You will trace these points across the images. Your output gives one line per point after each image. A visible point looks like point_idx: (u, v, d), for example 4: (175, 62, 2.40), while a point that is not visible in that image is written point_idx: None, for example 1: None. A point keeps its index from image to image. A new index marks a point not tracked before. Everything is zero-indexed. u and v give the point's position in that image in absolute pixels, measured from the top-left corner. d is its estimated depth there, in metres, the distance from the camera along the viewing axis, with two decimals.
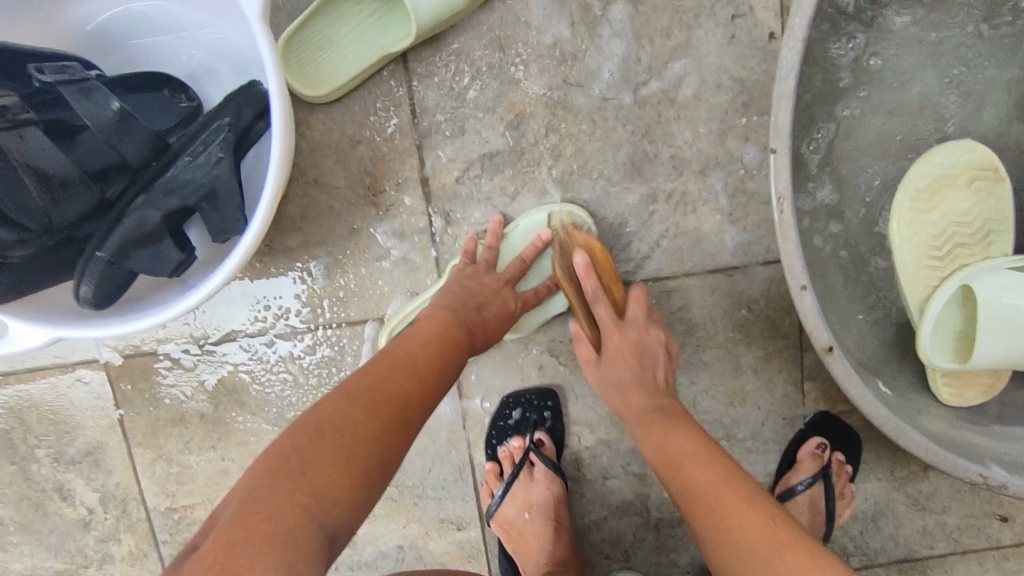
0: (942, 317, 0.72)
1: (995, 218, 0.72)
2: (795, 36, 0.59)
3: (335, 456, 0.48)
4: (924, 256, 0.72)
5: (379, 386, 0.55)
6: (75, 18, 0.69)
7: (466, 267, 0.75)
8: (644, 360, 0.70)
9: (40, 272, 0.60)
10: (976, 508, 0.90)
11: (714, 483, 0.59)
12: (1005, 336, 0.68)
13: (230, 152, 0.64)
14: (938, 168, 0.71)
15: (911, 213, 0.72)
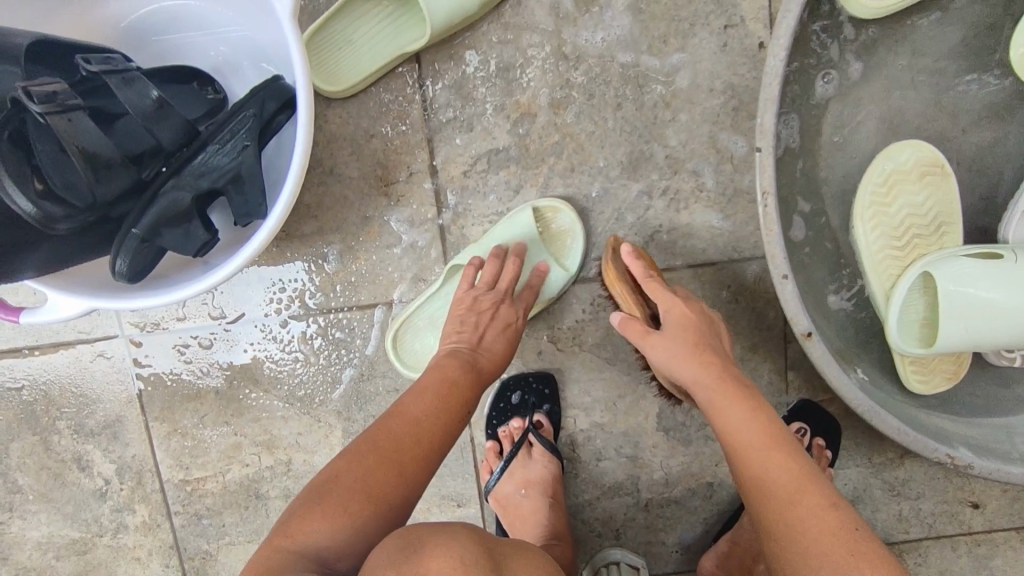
0: (906, 307, 0.77)
1: (946, 211, 0.78)
2: (780, 45, 0.64)
3: (329, 506, 0.55)
4: (885, 247, 0.76)
5: (387, 441, 0.61)
6: (110, 13, 0.74)
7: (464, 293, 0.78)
8: (708, 325, 0.72)
9: (77, 246, 0.64)
10: (949, 495, 0.95)
11: (795, 482, 0.58)
12: (967, 319, 0.72)
13: (255, 140, 0.69)
14: (891, 165, 0.77)
15: (872, 207, 0.76)
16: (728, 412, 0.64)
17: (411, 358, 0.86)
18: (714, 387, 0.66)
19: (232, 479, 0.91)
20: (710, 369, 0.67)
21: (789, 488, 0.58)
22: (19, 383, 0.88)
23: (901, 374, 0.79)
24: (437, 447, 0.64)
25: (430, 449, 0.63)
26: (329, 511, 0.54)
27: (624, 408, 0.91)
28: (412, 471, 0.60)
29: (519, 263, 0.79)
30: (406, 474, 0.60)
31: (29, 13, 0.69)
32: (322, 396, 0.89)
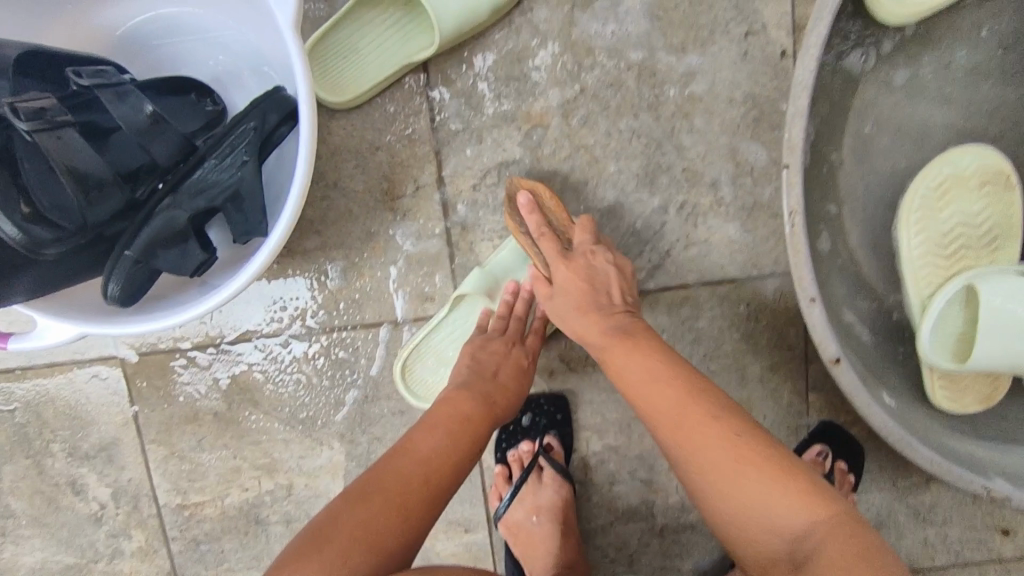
0: (944, 319, 0.73)
1: (1003, 225, 0.74)
2: (810, 55, 0.61)
3: (319, 551, 0.50)
4: (930, 253, 0.73)
5: (392, 480, 0.57)
6: (105, 22, 0.71)
7: (472, 338, 0.76)
8: (597, 279, 0.71)
9: (68, 268, 0.61)
10: (977, 521, 0.91)
11: (676, 407, 0.58)
12: (1006, 337, 0.69)
13: (255, 155, 0.66)
14: (949, 170, 0.73)
15: (920, 211, 0.73)
16: (621, 358, 0.64)
17: (416, 386, 0.82)
18: (604, 340, 0.67)
19: (231, 504, 0.88)
20: (599, 322, 0.68)
21: (676, 423, 0.58)
22: (10, 405, 0.85)
23: (926, 387, 0.75)
24: (444, 489, 0.59)
25: (437, 491, 0.59)
26: (320, 555, 0.50)
27: (638, 431, 0.87)
28: (417, 520, 0.56)
29: (526, 308, 0.78)
30: (410, 523, 0.55)
31: (18, 24, 0.65)
32: (325, 418, 0.86)
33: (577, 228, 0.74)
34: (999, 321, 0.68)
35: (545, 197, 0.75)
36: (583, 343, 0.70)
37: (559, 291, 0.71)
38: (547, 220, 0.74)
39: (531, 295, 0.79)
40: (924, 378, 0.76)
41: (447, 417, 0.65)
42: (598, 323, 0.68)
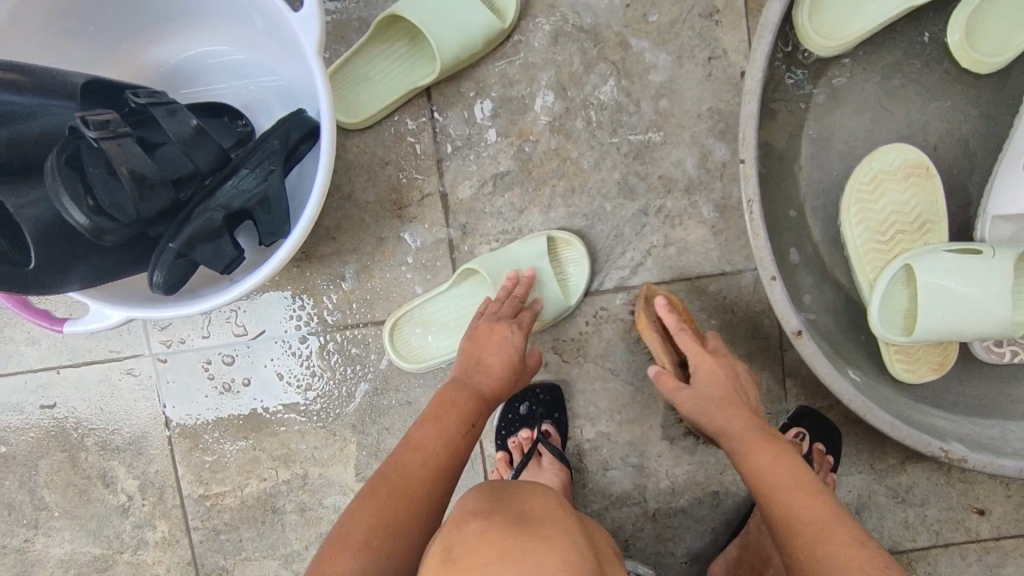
0: (890, 296, 0.82)
1: (932, 210, 0.82)
2: (756, 67, 0.71)
3: (376, 503, 0.60)
4: (867, 242, 0.82)
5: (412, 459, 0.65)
6: (154, 57, 0.83)
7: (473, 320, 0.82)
8: (734, 378, 0.76)
9: (117, 261, 0.71)
10: (954, 501, 0.97)
11: (820, 519, 0.59)
12: (944, 308, 0.78)
13: (279, 165, 0.76)
14: (874, 167, 0.82)
15: (857, 207, 0.82)
16: (761, 460, 0.67)
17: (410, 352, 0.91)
18: (745, 440, 0.69)
19: (249, 494, 0.94)
20: (741, 419, 0.71)
21: (821, 526, 0.59)
22: (51, 402, 0.93)
23: (885, 360, 0.84)
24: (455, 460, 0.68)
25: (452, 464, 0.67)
26: (379, 503, 0.60)
27: (628, 417, 0.94)
28: (449, 473, 0.66)
29: (525, 291, 0.84)
30: (442, 475, 0.65)
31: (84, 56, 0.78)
32: (338, 410, 0.93)
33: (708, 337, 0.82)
34: (931, 294, 0.78)
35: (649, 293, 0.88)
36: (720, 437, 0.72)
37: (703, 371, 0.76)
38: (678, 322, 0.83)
39: (530, 281, 0.85)
40: (881, 352, 0.85)
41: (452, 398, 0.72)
42: (747, 423, 0.71)
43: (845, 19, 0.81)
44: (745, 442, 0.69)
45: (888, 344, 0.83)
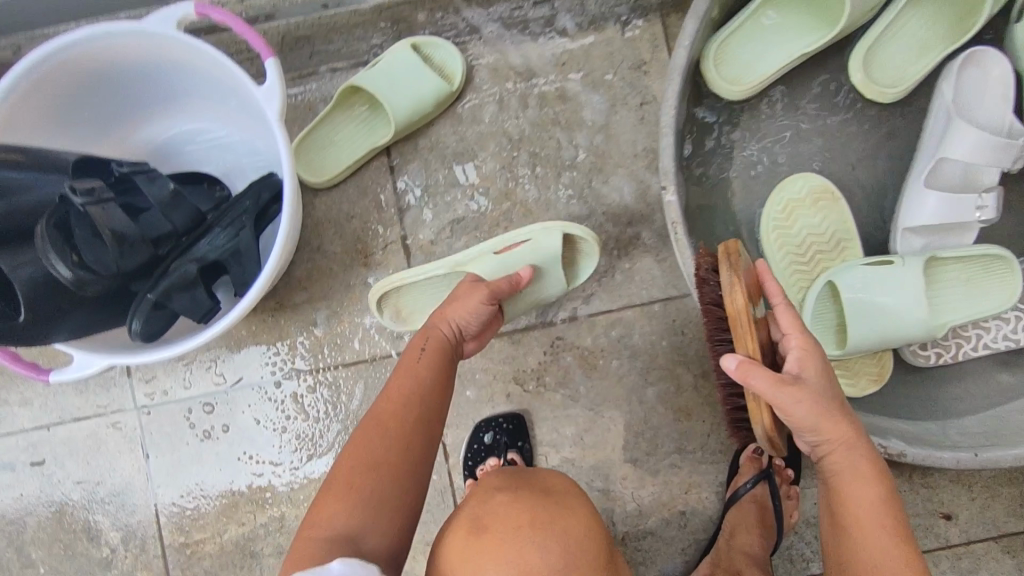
0: (821, 312, 0.87)
1: (844, 230, 0.91)
2: (669, 106, 0.80)
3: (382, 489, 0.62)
4: (789, 264, 0.90)
5: (394, 446, 0.64)
6: (145, 137, 0.94)
7: (435, 332, 0.76)
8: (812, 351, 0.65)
9: (101, 314, 0.78)
10: (919, 508, 0.99)
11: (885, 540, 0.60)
12: (873, 321, 0.83)
13: (250, 223, 0.85)
14: (788, 196, 0.91)
15: (775, 231, 0.91)
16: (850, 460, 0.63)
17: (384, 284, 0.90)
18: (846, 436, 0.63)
19: (229, 539, 0.97)
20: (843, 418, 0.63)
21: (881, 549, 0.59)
22: (39, 458, 0.97)
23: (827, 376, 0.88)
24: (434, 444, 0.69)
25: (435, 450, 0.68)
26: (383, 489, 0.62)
27: (591, 442, 0.98)
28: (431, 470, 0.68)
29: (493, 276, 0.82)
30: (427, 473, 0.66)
31: (82, 139, 0.88)
32: (313, 450, 0.98)
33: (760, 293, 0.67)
34: (861, 307, 0.83)
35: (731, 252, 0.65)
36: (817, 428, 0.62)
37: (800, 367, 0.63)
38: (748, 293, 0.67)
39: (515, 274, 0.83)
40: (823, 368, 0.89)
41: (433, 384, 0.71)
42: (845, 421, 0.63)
43: (749, 68, 0.91)
44: (845, 442, 0.62)
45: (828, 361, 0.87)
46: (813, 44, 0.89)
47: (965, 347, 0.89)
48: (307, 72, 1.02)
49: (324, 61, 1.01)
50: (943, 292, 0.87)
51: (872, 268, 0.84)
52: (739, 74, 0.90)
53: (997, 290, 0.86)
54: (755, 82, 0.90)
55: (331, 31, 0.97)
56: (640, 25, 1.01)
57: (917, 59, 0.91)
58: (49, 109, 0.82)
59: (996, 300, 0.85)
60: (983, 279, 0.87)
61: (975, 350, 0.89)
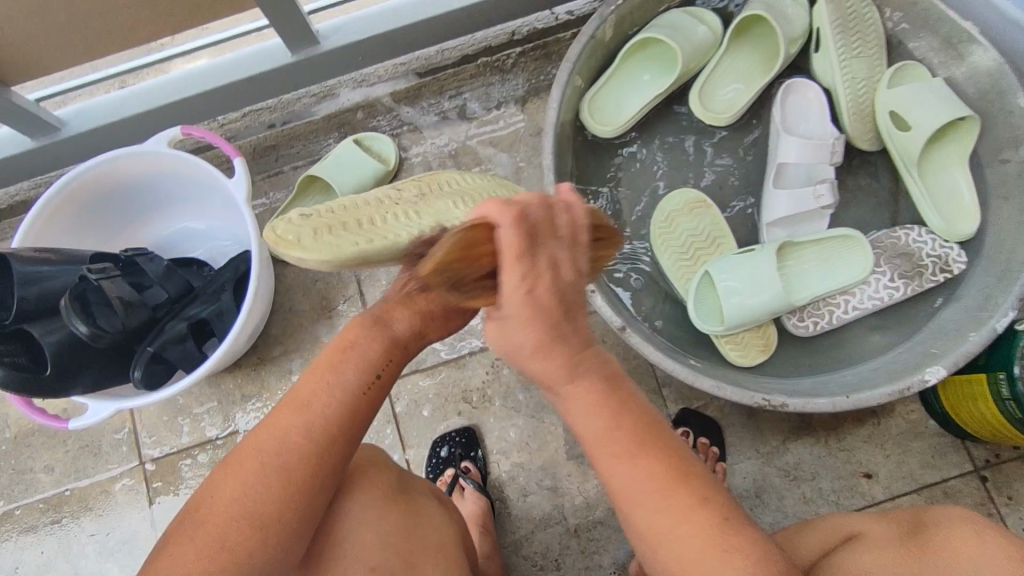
0: (705, 297, 1.04)
1: (718, 230, 1.09)
2: (548, 153, 1.00)
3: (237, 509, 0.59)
4: (676, 260, 1.08)
5: (273, 467, 0.60)
6: (150, 235, 1.17)
7: (375, 335, 0.68)
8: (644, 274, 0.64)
9: (110, 370, 0.96)
10: (840, 470, 1.10)
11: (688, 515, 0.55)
12: (743, 296, 1.00)
13: (230, 288, 1.05)
14: (668, 207, 1.10)
15: (660, 235, 1.09)
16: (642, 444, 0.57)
17: (284, 234, 0.66)
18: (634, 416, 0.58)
19: None
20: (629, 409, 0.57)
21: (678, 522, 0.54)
22: (58, 519, 1.12)
23: (720, 350, 1.04)
24: (334, 478, 0.63)
25: (319, 484, 0.62)
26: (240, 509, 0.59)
27: (536, 445, 1.11)
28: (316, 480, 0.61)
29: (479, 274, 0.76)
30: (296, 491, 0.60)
31: (100, 240, 1.12)
32: None
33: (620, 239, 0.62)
34: (732, 286, 1.01)
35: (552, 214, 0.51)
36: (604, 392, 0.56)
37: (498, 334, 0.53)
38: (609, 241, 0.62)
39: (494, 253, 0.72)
40: (717, 344, 1.05)
41: (332, 411, 0.63)
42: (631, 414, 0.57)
43: (620, 109, 1.12)
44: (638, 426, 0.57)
45: (718, 337, 1.03)
46: (664, 85, 1.11)
47: (838, 312, 1.05)
48: (274, 171, 1.28)
49: (287, 162, 1.28)
50: (806, 271, 1.07)
51: (740, 256, 1.03)
52: (614, 115, 1.12)
53: (854, 263, 1.06)
54: (620, 123, 1.11)
55: (294, 138, 1.28)
56: (534, 100, 1.27)
57: (744, 89, 1.13)
58: (75, 216, 1.06)
59: (854, 272, 1.05)
60: (841, 257, 1.06)
61: (846, 314, 1.05)
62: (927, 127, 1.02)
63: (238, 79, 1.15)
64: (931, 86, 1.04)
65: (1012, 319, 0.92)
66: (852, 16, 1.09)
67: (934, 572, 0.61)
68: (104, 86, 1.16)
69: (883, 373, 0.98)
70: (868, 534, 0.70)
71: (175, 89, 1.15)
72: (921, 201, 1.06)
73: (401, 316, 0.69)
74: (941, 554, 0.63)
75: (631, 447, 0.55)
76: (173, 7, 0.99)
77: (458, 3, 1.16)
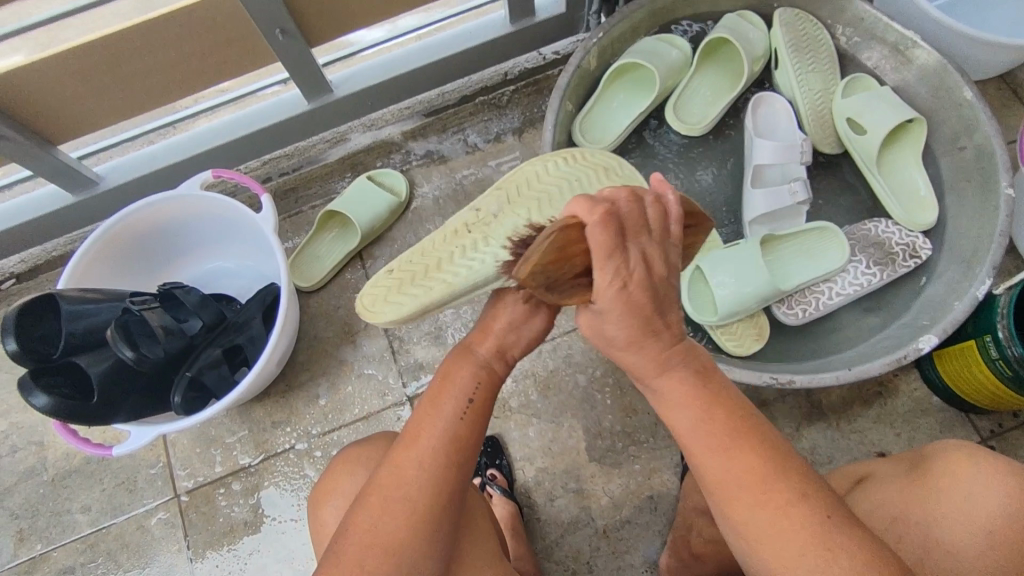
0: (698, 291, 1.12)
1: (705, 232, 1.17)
2: None
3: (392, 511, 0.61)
4: None
5: (418, 475, 0.62)
6: (184, 275, 1.25)
7: (489, 349, 0.69)
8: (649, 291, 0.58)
9: (151, 396, 1.02)
10: (855, 451, 1.13)
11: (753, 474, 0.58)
12: (733, 287, 1.08)
13: (260, 313, 1.12)
14: None
15: None
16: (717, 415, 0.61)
17: (370, 302, 0.76)
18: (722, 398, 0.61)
19: None
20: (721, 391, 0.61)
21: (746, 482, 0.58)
22: (94, 558, 1.14)
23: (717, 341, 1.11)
24: (463, 493, 0.65)
25: (456, 498, 0.64)
26: (396, 513, 0.61)
27: (559, 449, 1.15)
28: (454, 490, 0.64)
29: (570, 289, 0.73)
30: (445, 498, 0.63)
31: (139, 282, 1.20)
32: None
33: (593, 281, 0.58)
34: (722, 278, 1.09)
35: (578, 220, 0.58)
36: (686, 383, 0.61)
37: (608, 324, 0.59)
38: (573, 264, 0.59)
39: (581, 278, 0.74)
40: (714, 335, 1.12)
41: (453, 433, 0.64)
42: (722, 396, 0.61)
43: (607, 130, 1.23)
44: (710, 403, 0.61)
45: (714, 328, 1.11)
46: (643, 106, 1.23)
47: (823, 298, 1.13)
48: (294, 211, 1.37)
49: (305, 203, 1.37)
50: (787, 263, 1.16)
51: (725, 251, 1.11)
52: (601, 136, 1.22)
53: (830, 254, 1.14)
54: (608, 141, 1.22)
55: (311, 180, 1.37)
56: (530, 130, 1.38)
57: (715, 103, 1.25)
58: (115, 258, 1.14)
59: (832, 261, 1.13)
60: (819, 249, 1.15)
61: (831, 300, 1.13)
62: (881, 128, 1.14)
63: (259, 128, 1.26)
64: (877, 95, 1.17)
65: (990, 285, 0.99)
66: (806, 39, 1.23)
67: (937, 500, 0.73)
68: (133, 144, 1.26)
69: (880, 350, 1.04)
70: (881, 472, 0.82)
71: (202, 141, 1.25)
72: (884, 194, 1.17)
73: (494, 335, 0.70)
74: (942, 479, 0.73)
75: (716, 440, 0.59)
76: (203, 65, 1.10)
77: (455, 48, 1.28)
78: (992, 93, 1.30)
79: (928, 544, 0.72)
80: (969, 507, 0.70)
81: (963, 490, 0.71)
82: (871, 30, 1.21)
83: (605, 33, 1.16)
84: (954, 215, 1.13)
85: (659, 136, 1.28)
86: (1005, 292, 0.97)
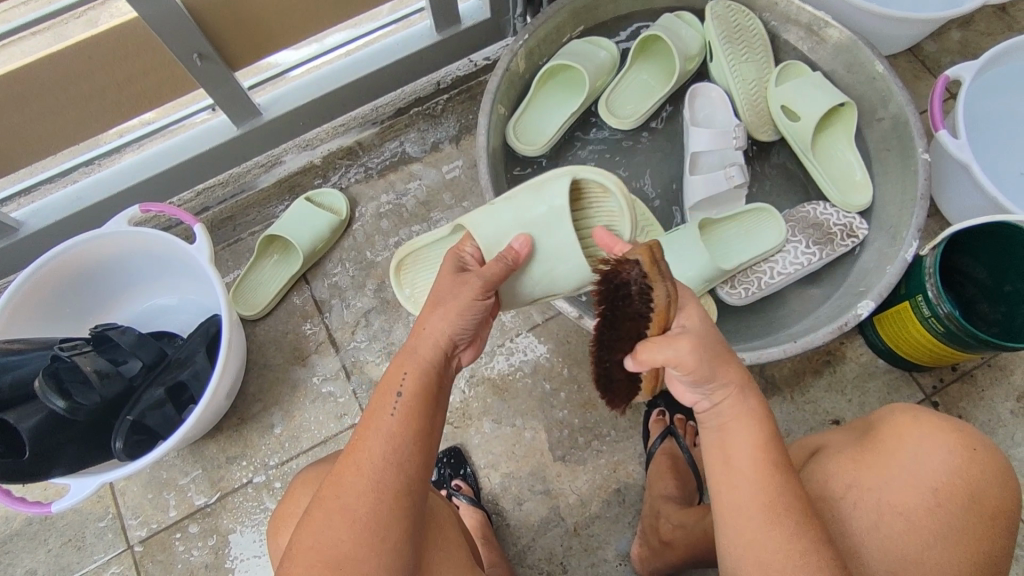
0: None
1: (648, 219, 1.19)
2: (484, 172, 1.09)
3: (342, 530, 0.61)
4: None
5: (361, 491, 0.62)
6: (122, 316, 1.21)
7: (427, 346, 0.71)
8: (710, 342, 0.67)
9: (89, 446, 0.97)
10: (811, 422, 1.16)
11: (760, 507, 0.64)
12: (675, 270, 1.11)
13: (203, 346, 1.07)
14: None
15: None
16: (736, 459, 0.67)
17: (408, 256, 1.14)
18: (750, 454, 0.66)
19: None
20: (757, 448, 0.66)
21: (753, 512, 0.64)
22: None
23: None
24: (409, 492, 0.64)
25: (402, 500, 0.63)
26: (345, 532, 0.61)
27: (523, 453, 1.14)
28: (401, 499, 0.63)
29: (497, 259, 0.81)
30: (393, 508, 0.62)
31: (73, 326, 1.16)
32: None
33: (658, 317, 0.66)
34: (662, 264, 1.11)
35: (658, 252, 0.68)
36: (731, 441, 0.68)
37: (682, 364, 0.65)
38: (643, 301, 0.66)
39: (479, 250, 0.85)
40: None
41: (393, 433, 0.65)
42: (755, 451, 0.66)
43: (543, 130, 1.24)
44: (733, 450, 0.67)
45: None
46: (575, 105, 1.25)
47: (765, 278, 1.16)
48: (234, 239, 1.35)
49: (245, 229, 1.35)
50: (729, 244, 1.18)
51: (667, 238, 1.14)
52: (537, 138, 1.24)
53: (769, 231, 1.17)
54: (542, 140, 1.23)
55: (247, 207, 1.35)
56: (467, 137, 1.38)
57: (647, 97, 1.27)
58: (42, 302, 1.08)
59: (770, 239, 1.16)
60: (757, 227, 1.18)
61: (773, 279, 1.16)
62: (812, 112, 1.17)
63: (187, 158, 1.22)
64: (810, 80, 1.20)
65: (917, 248, 1.03)
66: (738, 30, 1.25)
67: (877, 470, 0.75)
68: (51, 185, 1.21)
69: (824, 321, 1.07)
70: (832, 443, 0.83)
71: (127, 175, 1.21)
72: (817, 175, 1.20)
73: (427, 323, 0.73)
74: (887, 443, 0.77)
75: (764, 455, 0.66)
76: (119, 96, 1.06)
77: (384, 60, 1.27)
78: (903, 66, 1.36)
79: (882, 509, 0.73)
80: (911, 474, 0.74)
81: (907, 454, 0.75)
82: (786, 14, 1.25)
83: (530, 35, 1.17)
84: (879, 184, 1.18)
85: (593, 133, 1.30)
86: (930, 253, 1.00)
